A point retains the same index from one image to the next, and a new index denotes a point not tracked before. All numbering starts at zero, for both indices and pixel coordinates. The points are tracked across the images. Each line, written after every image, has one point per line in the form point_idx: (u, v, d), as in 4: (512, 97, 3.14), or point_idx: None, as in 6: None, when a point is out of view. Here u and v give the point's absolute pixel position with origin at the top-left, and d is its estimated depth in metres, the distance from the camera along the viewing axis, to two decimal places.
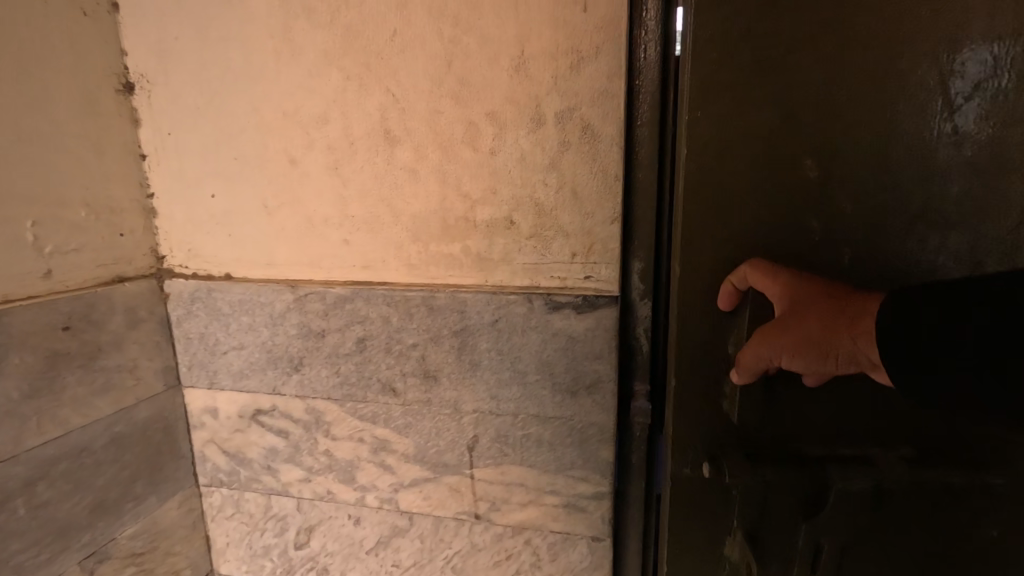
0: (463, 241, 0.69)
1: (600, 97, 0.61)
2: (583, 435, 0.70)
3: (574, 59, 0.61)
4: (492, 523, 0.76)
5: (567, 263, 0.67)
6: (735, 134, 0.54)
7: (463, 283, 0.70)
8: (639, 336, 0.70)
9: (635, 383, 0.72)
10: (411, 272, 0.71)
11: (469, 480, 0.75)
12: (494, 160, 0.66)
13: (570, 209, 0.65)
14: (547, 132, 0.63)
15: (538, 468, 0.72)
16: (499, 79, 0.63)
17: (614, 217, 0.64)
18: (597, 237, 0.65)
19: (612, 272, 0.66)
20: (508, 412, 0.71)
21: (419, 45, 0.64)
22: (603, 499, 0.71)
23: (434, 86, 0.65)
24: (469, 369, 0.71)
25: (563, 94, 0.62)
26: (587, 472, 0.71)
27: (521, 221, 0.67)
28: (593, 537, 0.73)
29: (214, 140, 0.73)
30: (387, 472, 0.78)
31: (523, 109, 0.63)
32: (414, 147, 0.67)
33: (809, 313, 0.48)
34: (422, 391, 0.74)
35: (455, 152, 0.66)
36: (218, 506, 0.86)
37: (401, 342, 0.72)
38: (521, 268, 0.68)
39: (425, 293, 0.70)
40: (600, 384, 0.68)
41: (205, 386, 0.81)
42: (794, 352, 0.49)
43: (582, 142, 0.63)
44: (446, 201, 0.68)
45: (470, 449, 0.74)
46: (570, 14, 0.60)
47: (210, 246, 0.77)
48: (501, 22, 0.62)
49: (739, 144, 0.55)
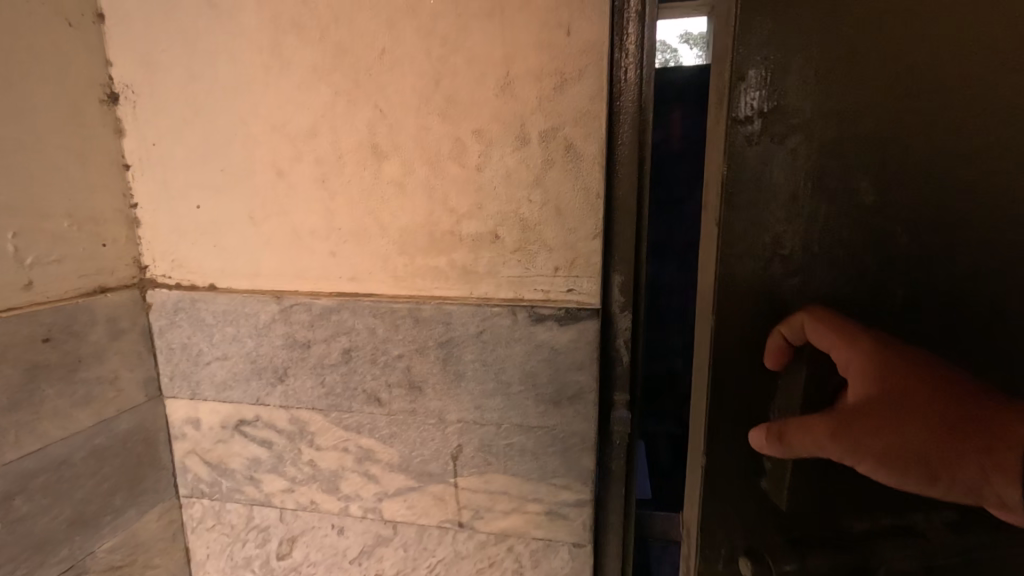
0: (449, 254, 0.70)
1: (583, 118, 0.64)
2: (566, 444, 0.72)
3: (558, 80, 0.63)
4: (476, 531, 0.77)
5: (551, 277, 0.69)
6: (755, 194, 0.55)
7: (449, 295, 0.71)
8: (619, 347, 0.73)
9: (615, 393, 0.74)
10: (397, 284, 0.73)
11: (454, 489, 0.76)
12: (480, 176, 0.67)
13: (554, 225, 0.67)
14: (531, 150, 0.65)
15: (521, 476, 0.74)
16: (486, 97, 0.65)
17: (596, 232, 0.66)
18: (580, 252, 0.67)
19: (593, 286, 0.68)
20: (493, 421, 0.73)
21: (408, 63, 0.66)
22: (585, 506, 0.73)
23: (422, 103, 0.66)
24: (454, 380, 0.72)
25: (547, 114, 0.64)
26: (569, 480, 0.73)
27: (506, 235, 0.68)
28: (575, 543, 0.75)
29: (200, 152, 0.73)
30: (372, 482, 0.79)
31: (509, 128, 0.65)
32: (402, 162, 0.69)
33: (882, 415, 0.47)
34: (407, 402, 0.75)
35: (442, 168, 0.68)
36: (198, 518, 0.86)
37: (387, 353, 0.73)
38: (506, 281, 0.70)
39: (411, 305, 0.71)
40: (582, 395, 0.70)
41: (187, 396, 0.81)
42: (855, 445, 0.48)
43: (565, 160, 0.65)
44: (432, 215, 0.70)
45: (454, 459, 0.75)
46: (555, 37, 0.62)
47: (194, 256, 0.77)
48: (489, 43, 0.63)
49: (760, 208, 0.55)
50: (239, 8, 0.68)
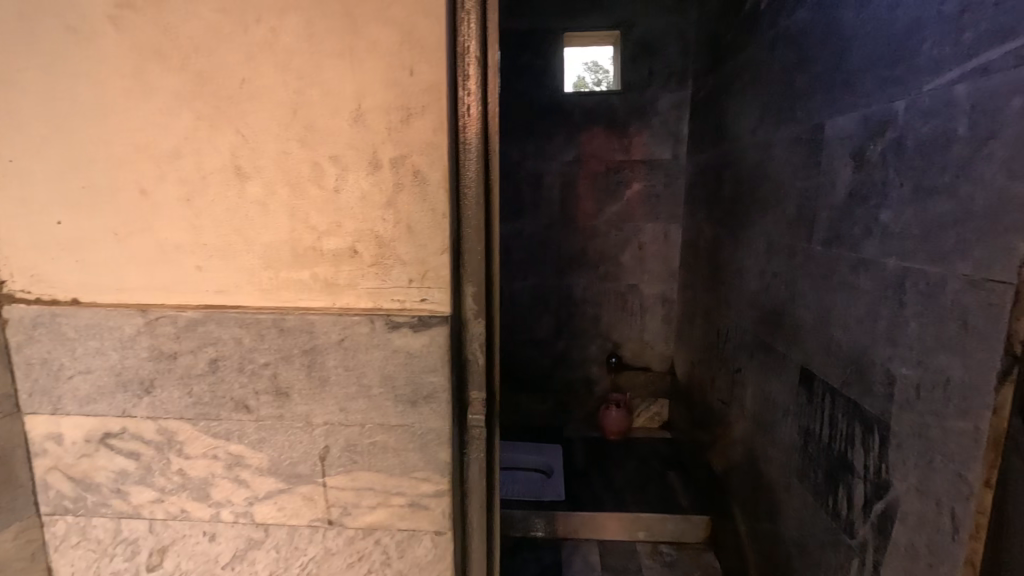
0: (312, 268, 0.76)
1: (427, 148, 0.72)
2: (424, 440, 0.79)
3: (404, 114, 0.71)
4: (344, 528, 0.83)
5: (405, 288, 0.76)
6: None
7: (312, 305, 0.77)
8: (474, 351, 0.82)
9: (471, 391, 0.83)
10: (263, 297, 0.77)
11: (322, 488, 0.81)
12: (338, 198, 0.74)
13: (406, 242, 0.75)
14: (384, 175, 0.73)
15: (384, 472, 0.80)
16: (341, 126, 0.72)
17: (444, 248, 0.75)
18: (430, 265, 0.75)
19: (444, 296, 0.76)
20: (357, 422, 0.79)
21: (266, 93, 0.72)
22: (443, 496, 0.81)
23: (281, 130, 0.73)
24: (319, 385, 0.78)
25: (396, 143, 0.72)
26: (428, 473, 0.80)
27: (364, 251, 0.75)
28: (436, 531, 0.82)
29: (63, 169, 0.75)
30: (242, 487, 0.82)
31: (362, 155, 0.73)
32: (265, 183, 0.74)
33: None
34: (274, 408, 0.79)
35: (302, 189, 0.74)
36: (61, 536, 0.85)
37: (254, 361, 0.78)
38: (365, 292, 0.77)
39: (276, 315, 0.76)
40: (436, 394, 0.78)
41: (48, 411, 0.81)
42: None
43: (413, 184, 0.73)
44: (295, 232, 0.75)
45: (322, 459, 0.80)
46: (400, 77, 0.70)
47: (56, 271, 0.78)
48: (342, 79, 0.71)
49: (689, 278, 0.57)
50: (99, 34, 0.71)
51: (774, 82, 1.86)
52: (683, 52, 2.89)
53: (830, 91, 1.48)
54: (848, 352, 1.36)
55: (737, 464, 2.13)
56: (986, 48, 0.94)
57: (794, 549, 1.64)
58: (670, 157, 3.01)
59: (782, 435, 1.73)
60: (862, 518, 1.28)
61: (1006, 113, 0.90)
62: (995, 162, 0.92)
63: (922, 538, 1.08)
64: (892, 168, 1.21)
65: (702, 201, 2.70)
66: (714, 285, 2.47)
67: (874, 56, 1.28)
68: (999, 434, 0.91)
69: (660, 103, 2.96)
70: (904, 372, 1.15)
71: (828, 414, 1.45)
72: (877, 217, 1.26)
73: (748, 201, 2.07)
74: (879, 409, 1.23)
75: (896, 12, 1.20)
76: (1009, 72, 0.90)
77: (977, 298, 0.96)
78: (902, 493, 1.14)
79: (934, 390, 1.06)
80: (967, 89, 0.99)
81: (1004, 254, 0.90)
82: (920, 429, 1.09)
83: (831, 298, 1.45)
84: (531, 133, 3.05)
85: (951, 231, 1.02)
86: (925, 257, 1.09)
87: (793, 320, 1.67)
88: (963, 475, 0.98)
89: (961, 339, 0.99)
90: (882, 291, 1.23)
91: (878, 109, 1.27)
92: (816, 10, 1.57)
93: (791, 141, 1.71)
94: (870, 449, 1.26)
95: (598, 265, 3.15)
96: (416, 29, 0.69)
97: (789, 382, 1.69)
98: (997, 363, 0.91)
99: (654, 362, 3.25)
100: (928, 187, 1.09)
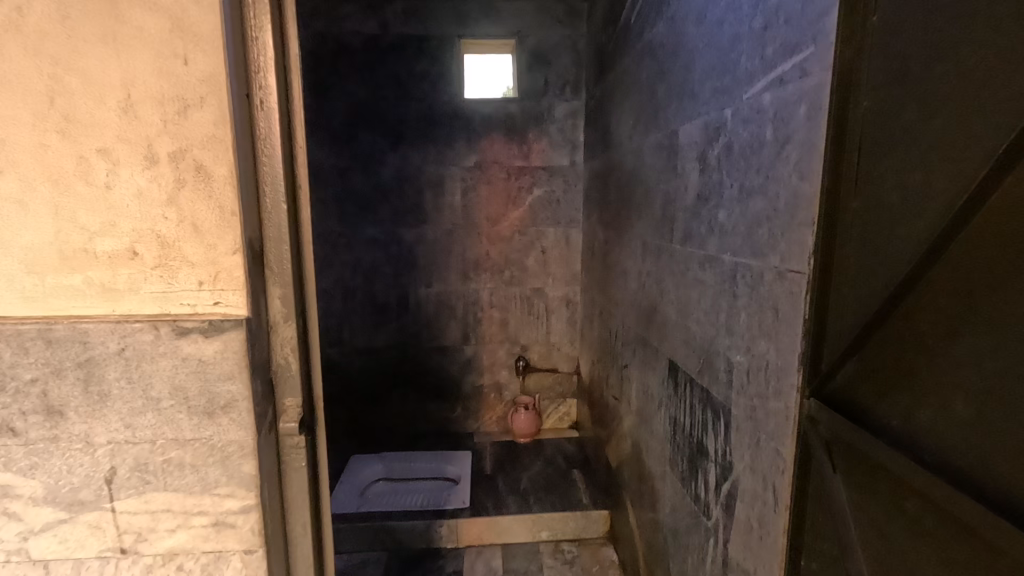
0: (85, 272, 0.70)
1: (209, 142, 0.68)
2: (224, 453, 0.74)
3: (181, 106, 0.67)
4: (140, 556, 0.76)
5: (196, 291, 0.71)
6: None
7: (87, 314, 0.70)
8: (286, 356, 0.79)
9: (286, 398, 0.80)
10: (27, 305, 0.69)
11: (110, 515, 0.74)
12: (110, 195, 0.68)
13: (193, 241, 0.70)
14: (162, 170, 0.68)
15: (182, 491, 0.74)
16: (108, 117, 0.67)
17: (236, 248, 0.71)
18: (222, 266, 0.71)
19: (240, 298, 0.72)
20: (145, 439, 0.73)
21: (16, 79, 0.65)
22: (251, 512, 0.76)
23: (36, 120, 0.66)
24: (98, 401, 0.71)
25: (173, 136, 0.68)
26: (232, 489, 0.75)
27: (145, 252, 0.70)
28: (245, 550, 0.77)
29: None
30: (13, 520, 0.73)
31: (136, 148, 0.68)
32: (20, 177, 0.67)
33: None
34: (46, 429, 0.71)
35: (66, 184, 0.68)
36: None
37: (17, 379, 0.70)
38: (150, 296, 0.71)
39: (42, 326, 0.69)
40: (234, 403, 0.73)
41: None
42: None
43: (196, 180, 0.69)
44: (61, 233, 0.68)
45: (107, 483, 0.73)
46: (172, 66, 0.66)
47: None
48: (104, 67, 0.66)
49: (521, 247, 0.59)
50: None
51: (643, 92, 1.96)
52: (575, 62, 2.99)
53: (681, 100, 1.58)
54: (699, 343, 1.45)
55: (628, 457, 2.21)
56: (782, 61, 1.04)
57: (669, 534, 1.71)
58: (568, 162, 3.09)
59: (657, 426, 1.82)
60: (715, 499, 1.36)
61: (796, 120, 0.99)
62: (790, 163, 1.01)
63: (754, 513, 1.16)
64: (725, 170, 1.30)
65: (596, 205, 2.79)
66: (607, 286, 2.56)
67: (710, 67, 1.38)
68: (801, 413, 0.98)
69: (555, 111, 3.04)
70: (738, 360, 1.23)
71: (688, 403, 1.54)
72: (716, 216, 1.35)
73: (628, 204, 2.16)
74: (722, 395, 1.32)
75: (722, 28, 1.30)
76: (797, 83, 0.99)
77: (783, 288, 1.05)
78: (740, 473, 1.22)
79: (757, 374, 1.14)
80: (769, 98, 1.09)
81: (798, 247, 0.99)
82: (750, 411, 1.18)
83: (687, 294, 1.54)
84: (431, 139, 3.03)
85: (765, 227, 1.11)
86: (748, 251, 1.18)
87: (663, 316, 1.75)
88: (779, 451, 1.06)
89: (774, 326, 1.08)
90: (722, 284, 1.31)
91: (714, 116, 1.36)
92: (668, 25, 1.67)
93: (656, 147, 1.81)
94: (718, 434, 1.35)
95: (502, 269, 3.17)
96: (187, 14, 0.66)
97: (661, 374, 1.78)
98: (797, 347, 0.99)
99: (561, 363, 3.30)
100: (749, 187, 1.18)
